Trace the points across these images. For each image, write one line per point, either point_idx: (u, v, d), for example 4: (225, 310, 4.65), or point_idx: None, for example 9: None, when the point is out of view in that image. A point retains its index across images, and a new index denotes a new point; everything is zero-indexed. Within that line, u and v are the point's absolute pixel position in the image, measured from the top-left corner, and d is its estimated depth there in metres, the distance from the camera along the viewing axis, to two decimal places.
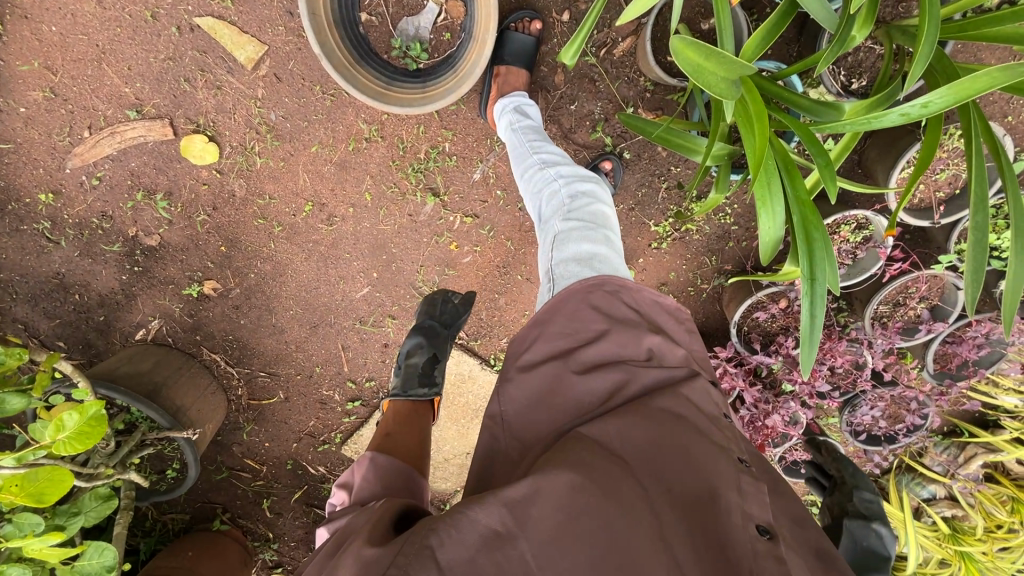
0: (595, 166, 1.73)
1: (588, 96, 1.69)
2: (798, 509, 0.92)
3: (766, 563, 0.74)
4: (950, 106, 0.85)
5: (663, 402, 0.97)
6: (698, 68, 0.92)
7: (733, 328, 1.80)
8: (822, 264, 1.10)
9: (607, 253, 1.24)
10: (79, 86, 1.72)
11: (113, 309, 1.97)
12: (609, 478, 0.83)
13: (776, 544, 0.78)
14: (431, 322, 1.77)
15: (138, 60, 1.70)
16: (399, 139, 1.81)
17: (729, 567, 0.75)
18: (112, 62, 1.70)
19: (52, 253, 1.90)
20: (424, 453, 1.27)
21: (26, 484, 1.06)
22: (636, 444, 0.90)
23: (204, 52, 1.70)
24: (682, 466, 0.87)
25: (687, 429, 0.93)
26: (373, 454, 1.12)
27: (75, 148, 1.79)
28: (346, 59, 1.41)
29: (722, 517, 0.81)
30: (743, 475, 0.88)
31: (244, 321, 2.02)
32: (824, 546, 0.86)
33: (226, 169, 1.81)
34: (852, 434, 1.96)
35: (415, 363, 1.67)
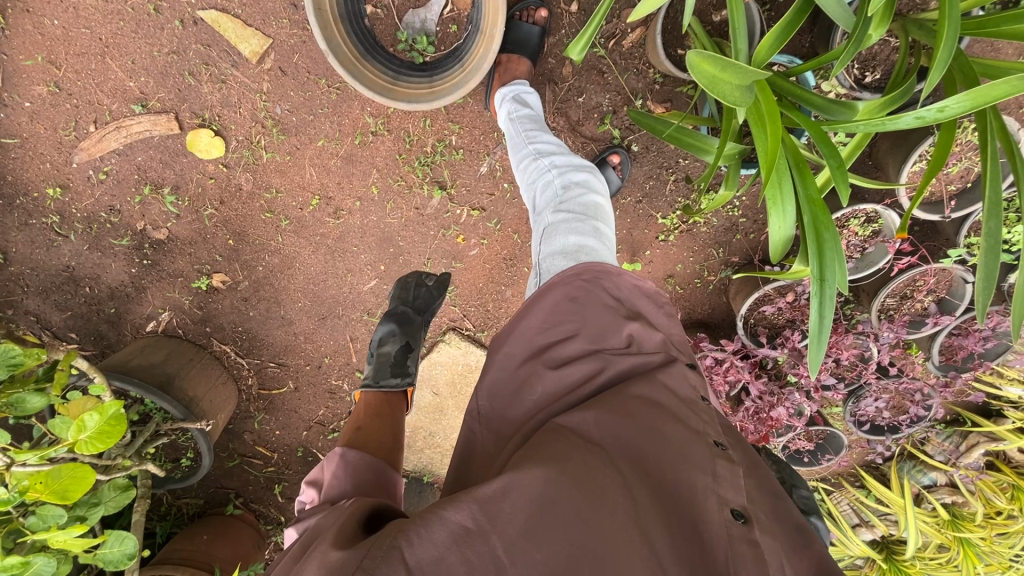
0: (603, 160, 1.71)
1: (596, 88, 1.67)
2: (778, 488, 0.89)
3: (741, 548, 0.71)
4: (967, 111, 0.84)
5: (640, 388, 0.94)
6: (713, 78, 0.90)
7: (739, 321, 1.82)
8: (832, 264, 1.10)
9: (594, 245, 1.21)
10: (84, 81, 1.72)
11: (124, 302, 1.99)
12: (584, 468, 0.79)
13: (752, 528, 0.74)
14: (404, 308, 1.73)
15: (142, 53, 1.69)
16: (406, 132, 1.80)
17: (704, 553, 0.72)
18: (116, 56, 1.69)
19: (62, 247, 1.91)
20: (399, 446, 1.26)
21: (50, 481, 1.09)
22: (613, 433, 0.87)
23: (208, 45, 1.69)
24: (659, 452, 0.84)
25: (664, 415, 0.90)
26: (344, 450, 1.10)
27: (81, 143, 1.79)
28: (352, 54, 1.39)
29: (699, 502, 0.77)
30: (720, 457, 0.84)
31: (253, 313, 2.04)
32: (805, 525, 0.84)
33: (232, 163, 1.81)
34: (856, 424, 1.99)
35: (388, 352, 1.62)
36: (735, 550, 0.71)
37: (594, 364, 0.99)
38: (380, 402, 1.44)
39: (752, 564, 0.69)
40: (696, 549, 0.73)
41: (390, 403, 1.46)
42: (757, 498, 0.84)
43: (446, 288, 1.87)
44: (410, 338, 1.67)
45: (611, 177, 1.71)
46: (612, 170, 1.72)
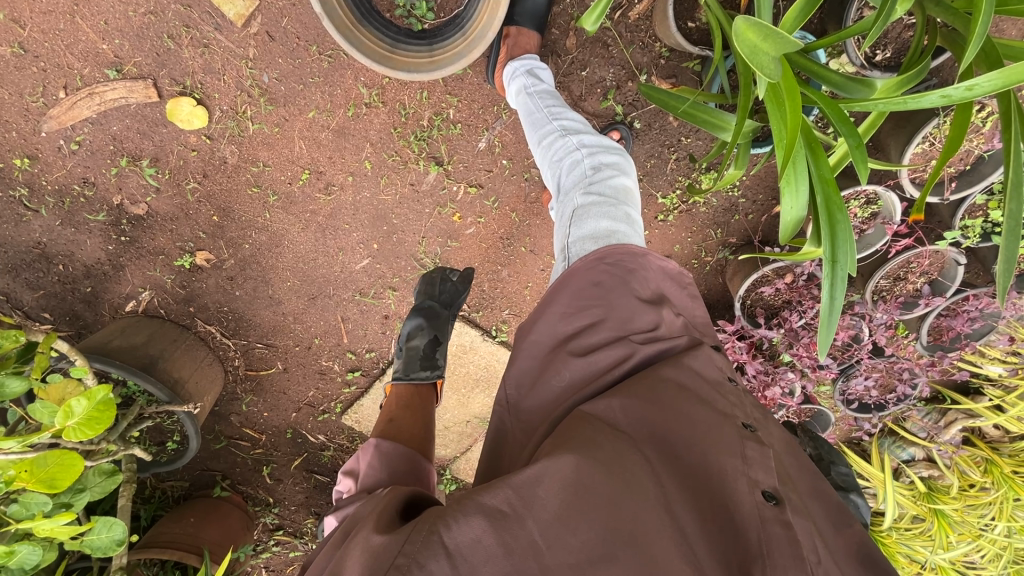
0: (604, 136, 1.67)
1: (601, 62, 1.62)
2: (808, 469, 0.88)
3: (773, 529, 0.68)
4: (996, 91, 0.82)
5: (668, 372, 0.93)
6: (755, 48, 0.89)
7: (738, 302, 1.81)
8: (845, 245, 1.09)
9: (626, 230, 1.17)
10: (52, 43, 1.59)
11: (102, 280, 1.89)
12: (615, 454, 0.77)
13: (784, 509, 0.71)
14: (431, 303, 1.75)
15: (116, 13, 1.57)
16: (401, 105, 1.72)
17: (738, 535, 0.70)
18: (86, 15, 1.57)
19: (32, 222, 1.80)
20: (429, 438, 1.26)
21: (35, 469, 1.03)
22: (640, 419, 0.85)
23: (188, 6, 1.57)
24: (689, 435, 0.82)
25: (691, 398, 0.88)
26: (377, 441, 1.09)
27: (50, 111, 1.67)
28: (348, 18, 1.30)
29: (730, 484, 0.75)
30: (749, 438, 0.82)
31: (240, 293, 1.96)
32: (838, 510, 0.83)
33: (216, 134, 1.72)
34: (844, 402, 2.04)
35: (416, 346, 1.71)
36: (767, 531, 0.68)
37: (622, 352, 0.98)
38: (412, 400, 1.49)
39: (787, 546, 0.67)
40: (727, 533, 0.71)
41: (418, 401, 1.49)
42: (792, 478, 0.82)
43: (470, 283, 1.85)
44: (439, 331, 1.72)
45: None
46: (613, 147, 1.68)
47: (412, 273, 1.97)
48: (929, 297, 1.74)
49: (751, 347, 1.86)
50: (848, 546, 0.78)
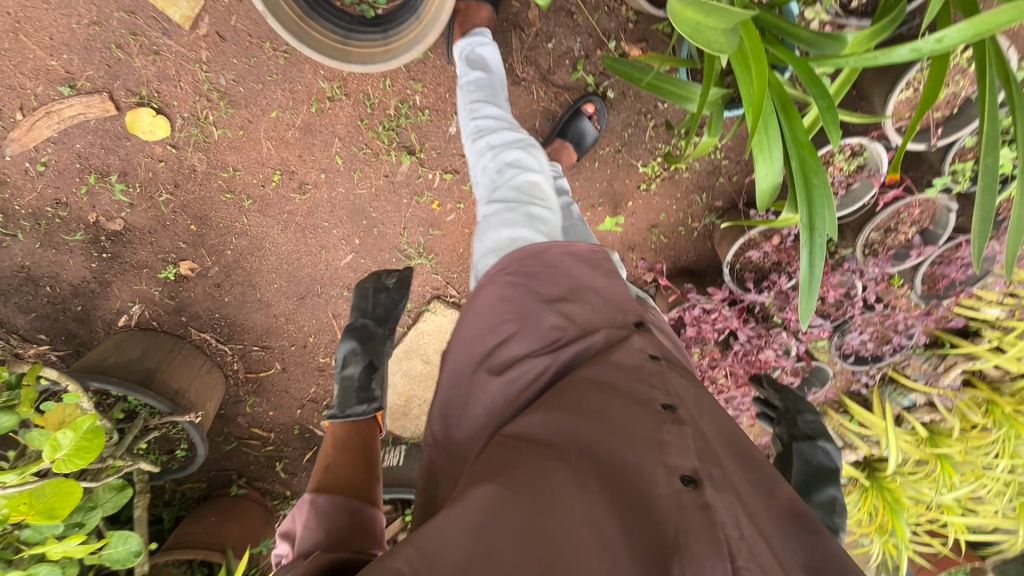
0: (579, 111, 1.60)
1: (566, 32, 1.55)
2: (733, 434, 0.90)
3: (692, 518, 0.71)
4: (966, 41, 0.78)
5: (583, 372, 0.92)
6: (698, 26, 0.89)
7: (725, 267, 1.79)
8: (821, 211, 1.06)
9: (529, 233, 1.13)
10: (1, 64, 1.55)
11: (89, 298, 1.89)
12: (532, 470, 0.76)
13: (701, 492, 0.74)
14: (365, 322, 1.58)
15: (59, 28, 1.52)
16: (365, 96, 1.67)
17: (662, 533, 0.70)
18: (29, 32, 1.52)
19: (12, 246, 1.79)
20: (374, 469, 1.15)
21: (34, 500, 1.06)
22: (560, 427, 0.84)
23: (131, 12, 1.51)
24: (607, 438, 0.81)
25: (608, 395, 0.88)
26: (313, 495, 1.00)
27: (11, 134, 1.64)
28: (295, 13, 1.25)
29: (649, 480, 0.76)
30: (668, 424, 0.83)
31: (229, 298, 1.96)
32: (766, 473, 0.85)
33: (181, 142, 1.68)
34: (841, 357, 2.01)
35: (349, 376, 1.45)
36: (685, 521, 0.71)
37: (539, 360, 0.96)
38: (355, 432, 1.29)
39: (705, 531, 0.69)
40: (651, 529, 0.72)
41: (362, 434, 1.28)
42: (717, 452, 0.83)
43: (408, 288, 1.74)
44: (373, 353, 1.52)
45: (587, 129, 1.61)
46: (587, 120, 1.61)
47: (398, 265, 1.92)
48: (920, 248, 1.70)
49: (743, 311, 1.85)
50: (777, 508, 0.81)
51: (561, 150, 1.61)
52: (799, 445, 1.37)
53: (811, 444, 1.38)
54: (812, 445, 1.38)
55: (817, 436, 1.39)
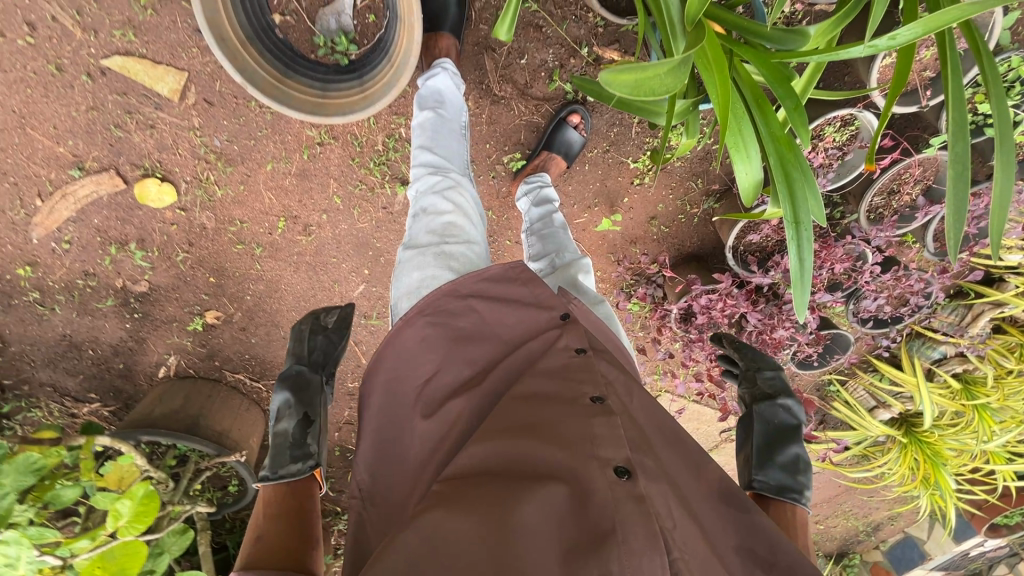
0: (563, 121, 1.62)
1: (537, 46, 1.56)
2: (660, 419, 0.95)
3: (627, 506, 0.75)
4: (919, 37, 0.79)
5: (514, 386, 0.95)
6: (637, 83, 0.85)
7: (728, 252, 1.79)
8: (804, 204, 1.07)
9: (438, 272, 1.17)
10: (14, 158, 1.63)
11: (128, 355, 2.02)
12: (464, 495, 0.77)
13: (635, 482, 0.78)
14: (300, 368, 1.32)
15: (61, 116, 1.56)
16: (353, 136, 1.72)
17: (599, 526, 0.74)
18: (35, 124, 1.57)
19: (52, 318, 1.92)
20: (310, 522, 1.01)
21: (107, 562, 1.15)
22: (491, 443, 0.85)
23: (124, 94, 1.55)
24: (535, 448, 0.83)
25: (535, 404, 0.91)
26: (236, 575, 0.86)
27: (35, 219, 1.74)
28: (273, 76, 1.30)
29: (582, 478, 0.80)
30: (596, 417, 0.87)
31: (255, 340, 2.06)
32: (694, 454, 0.92)
33: (189, 205, 1.75)
34: (860, 322, 2.01)
35: (280, 432, 1.18)
36: (621, 509, 0.75)
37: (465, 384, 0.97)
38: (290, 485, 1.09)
39: (640, 522, 0.73)
40: (591, 523, 0.75)
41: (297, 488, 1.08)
42: (646, 441, 0.89)
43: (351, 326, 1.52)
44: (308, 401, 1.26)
45: (573, 139, 1.62)
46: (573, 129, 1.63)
47: None
48: (925, 207, 1.66)
49: (751, 292, 1.85)
50: (704, 486, 0.88)
51: (547, 159, 1.64)
52: (757, 407, 1.25)
53: (770, 402, 1.26)
54: (770, 404, 1.26)
55: (777, 395, 1.27)
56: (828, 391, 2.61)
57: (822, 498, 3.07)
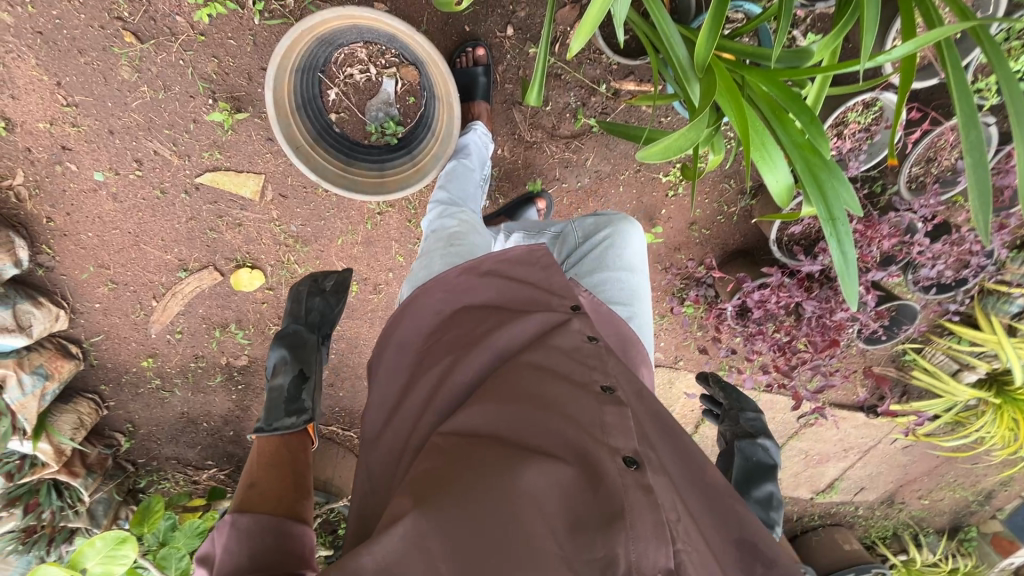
0: (530, 201, 1.79)
1: (559, 92, 1.70)
2: (661, 412, 0.98)
3: (633, 494, 0.75)
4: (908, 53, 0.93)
5: (525, 360, 0.96)
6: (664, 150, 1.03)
7: (772, 246, 1.84)
8: (836, 200, 1.13)
9: (444, 262, 1.23)
10: (132, 270, 1.89)
11: (239, 421, 2.27)
12: (472, 461, 0.79)
13: (643, 472, 0.79)
14: (295, 328, 1.52)
15: (168, 230, 1.83)
16: (406, 200, 1.91)
17: (603, 509, 0.75)
18: (147, 240, 1.84)
19: (172, 399, 2.18)
20: (301, 484, 1.07)
21: None
22: (501, 416, 0.87)
23: (214, 201, 1.80)
24: (546, 424, 0.85)
25: (545, 379, 0.92)
26: (235, 519, 0.91)
27: (153, 317, 1.99)
28: (340, 167, 1.50)
29: (590, 455, 0.81)
30: (607, 405, 0.88)
31: (344, 393, 2.27)
32: (689, 451, 0.94)
33: (276, 284, 1.97)
34: (922, 291, 2.00)
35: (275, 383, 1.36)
36: (629, 494, 0.75)
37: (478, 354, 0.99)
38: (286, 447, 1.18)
39: (649, 512, 0.73)
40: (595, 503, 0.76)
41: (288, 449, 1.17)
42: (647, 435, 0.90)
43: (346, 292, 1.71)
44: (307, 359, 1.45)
45: (530, 219, 1.79)
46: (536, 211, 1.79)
47: None
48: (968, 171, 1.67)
49: (803, 280, 1.88)
50: (695, 484, 0.91)
51: (499, 224, 1.79)
52: (739, 442, 1.56)
53: (751, 442, 1.55)
54: (750, 444, 1.56)
55: (758, 436, 1.56)
56: (904, 361, 2.55)
57: (919, 469, 2.97)
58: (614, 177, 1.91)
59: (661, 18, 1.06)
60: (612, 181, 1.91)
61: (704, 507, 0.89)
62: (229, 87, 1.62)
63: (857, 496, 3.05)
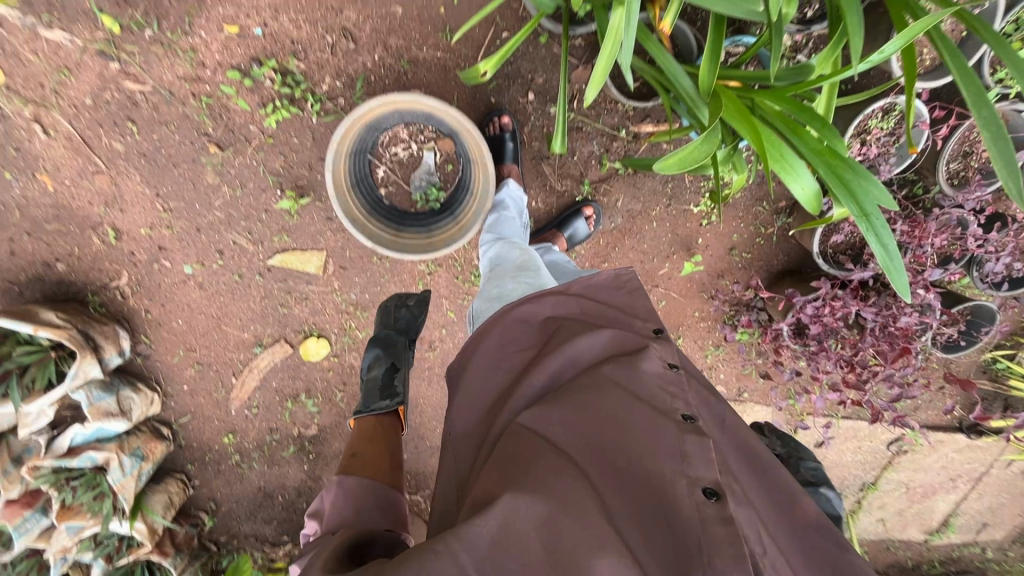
0: (576, 212, 1.88)
1: (583, 142, 1.84)
2: (745, 446, 0.93)
3: (712, 530, 0.72)
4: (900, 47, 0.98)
5: (607, 374, 0.94)
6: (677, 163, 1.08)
7: (816, 257, 1.84)
8: (867, 197, 1.15)
9: (521, 286, 1.27)
10: (214, 351, 2.07)
11: (312, 490, 2.35)
12: (553, 470, 0.79)
13: (724, 506, 0.74)
14: (386, 332, 1.65)
15: (244, 310, 2.01)
16: (453, 259, 2.05)
17: (678, 543, 0.72)
18: (227, 322, 2.02)
19: (250, 473, 2.29)
20: (399, 468, 1.15)
21: None
22: (582, 428, 0.86)
23: (283, 280, 1.97)
24: (626, 443, 0.83)
25: (630, 399, 0.89)
26: (342, 480, 1.01)
27: (233, 394, 2.16)
28: (392, 233, 1.66)
29: (669, 489, 0.77)
30: (688, 433, 0.83)
31: (409, 453, 2.32)
32: (774, 488, 0.89)
33: (340, 350, 2.11)
34: (993, 288, 1.89)
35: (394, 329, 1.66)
36: (707, 531, 0.72)
37: (559, 363, 0.98)
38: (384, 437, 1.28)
39: (726, 547, 0.70)
40: (669, 535, 0.74)
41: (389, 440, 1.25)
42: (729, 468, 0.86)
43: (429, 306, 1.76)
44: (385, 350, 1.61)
45: (579, 226, 1.87)
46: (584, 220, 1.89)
47: None
48: None
49: (856, 289, 1.83)
50: (781, 525, 0.85)
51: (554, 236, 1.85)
52: (801, 496, 1.32)
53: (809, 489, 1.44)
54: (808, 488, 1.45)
55: (819, 486, 1.35)
56: (995, 370, 2.36)
57: None
58: (647, 213, 1.99)
59: (664, 57, 1.16)
60: (645, 216, 1.99)
61: (792, 548, 0.83)
62: (294, 177, 1.78)
63: (979, 533, 2.72)
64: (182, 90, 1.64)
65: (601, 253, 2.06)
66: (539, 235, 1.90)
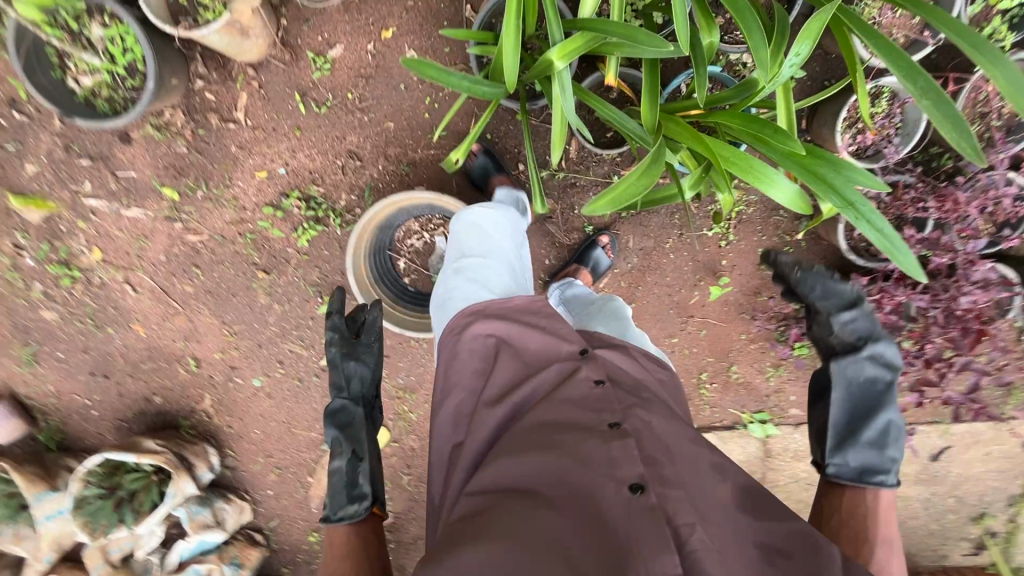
0: (593, 242, 1.95)
1: (580, 195, 1.94)
2: (678, 431, 1.06)
3: (643, 523, 0.86)
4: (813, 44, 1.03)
5: (543, 407, 1.08)
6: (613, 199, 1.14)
7: (847, 254, 1.74)
8: (846, 185, 1.13)
9: (469, 286, 1.39)
10: (290, 454, 2.25)
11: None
12: (504, 521, 0.90)
13: (649, 496, 0.89)
14: (342, 405, 1.51)
15: (309, 411, 2.19)
16: None
17: (621, 546, 0.84)
18: (296, 425, 2.21)
19: None
20: None
21: None
22: (525, 465, 0.99)
23: None
24: (564, 469, 0.96)
25: (560, 429, 1.03)
26: None
27: (312, 492, 2.30)
28: (418, 316, 1.83)
29: (600, 494, 0.92)
30: (614, 441, 0.98)
31: None
32: (708, 462, 1.03)
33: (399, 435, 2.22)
34: None
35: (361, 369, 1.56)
36: (636, 526, 0.86)
37: (502, 405, 1.11)
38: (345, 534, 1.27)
39: (656, 537, 0.84)
40: (610, 535, 0.87)
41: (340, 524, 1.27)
42: (655, 450, 0.99)
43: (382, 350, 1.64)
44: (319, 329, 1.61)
45: (599, 256, 1.94)
46: (601, 248, 1.95)
47: None
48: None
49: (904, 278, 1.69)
50: (719, 492, 0.98)
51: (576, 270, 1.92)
52: (838, 362, 1.35)
53: (856, 356, 1.34)
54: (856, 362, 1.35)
55: (863, 349, 1.35)
56: None
57: None
58: (663, 247, 2.01)
59: (606, 106, 1.24)
60: (661, 251, 2.01)
61: (734, 513, 0.96)
62: (331, 285, 2.01)
63: None
64: (230, 232, 1.91)
65: (627, 295, 2.08)
66: (562, 269, 1.98)
